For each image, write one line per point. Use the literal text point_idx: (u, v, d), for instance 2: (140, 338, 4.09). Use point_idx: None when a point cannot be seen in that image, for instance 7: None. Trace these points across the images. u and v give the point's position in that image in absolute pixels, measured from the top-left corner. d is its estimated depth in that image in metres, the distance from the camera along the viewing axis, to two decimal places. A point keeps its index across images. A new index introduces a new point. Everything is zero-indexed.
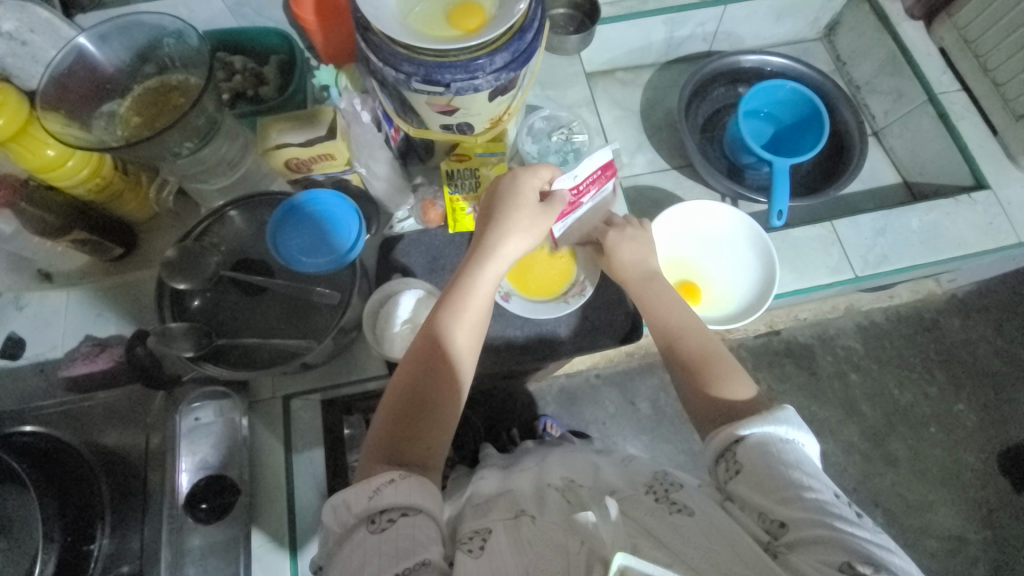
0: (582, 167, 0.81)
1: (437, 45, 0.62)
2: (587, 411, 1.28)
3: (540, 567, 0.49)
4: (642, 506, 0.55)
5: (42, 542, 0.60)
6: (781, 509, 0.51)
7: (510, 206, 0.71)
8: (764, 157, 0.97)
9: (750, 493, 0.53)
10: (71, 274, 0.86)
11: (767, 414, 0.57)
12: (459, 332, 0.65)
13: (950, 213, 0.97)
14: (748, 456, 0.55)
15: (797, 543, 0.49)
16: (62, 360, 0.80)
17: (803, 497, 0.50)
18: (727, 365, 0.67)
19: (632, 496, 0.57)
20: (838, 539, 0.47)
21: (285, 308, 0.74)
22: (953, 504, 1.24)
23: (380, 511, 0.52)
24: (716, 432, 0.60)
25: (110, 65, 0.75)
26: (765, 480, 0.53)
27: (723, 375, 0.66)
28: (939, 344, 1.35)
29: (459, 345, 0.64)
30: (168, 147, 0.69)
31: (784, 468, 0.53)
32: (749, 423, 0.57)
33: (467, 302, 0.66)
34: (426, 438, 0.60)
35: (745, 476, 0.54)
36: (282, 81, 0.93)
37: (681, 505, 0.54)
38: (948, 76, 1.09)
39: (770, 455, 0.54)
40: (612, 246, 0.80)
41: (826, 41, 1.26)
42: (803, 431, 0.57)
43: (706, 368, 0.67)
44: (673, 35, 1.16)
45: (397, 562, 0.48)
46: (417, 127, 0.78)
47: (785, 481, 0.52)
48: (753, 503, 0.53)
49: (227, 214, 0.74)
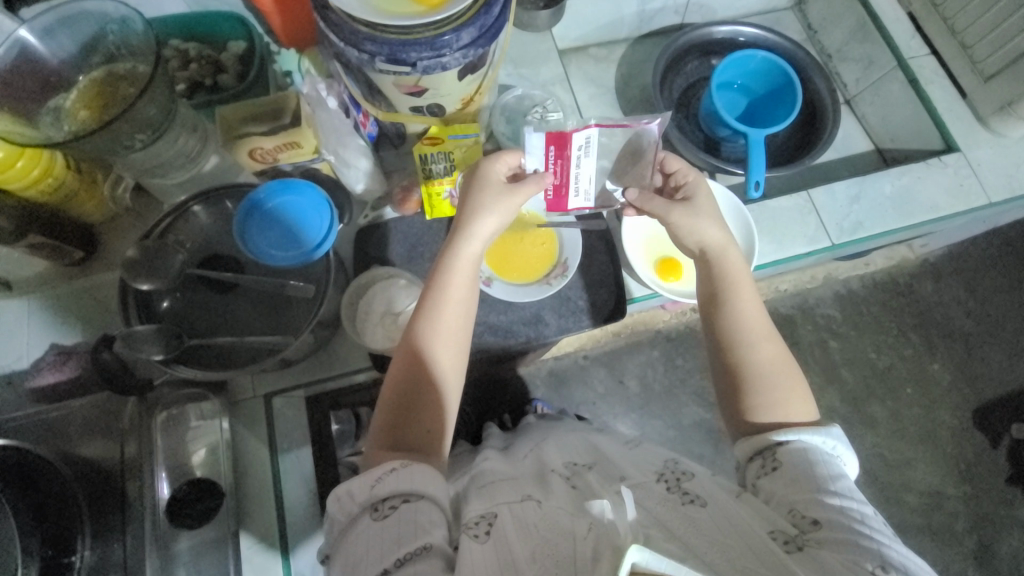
0: (531, 156, 0.73)
1: (400, 22, 0.60)
2: (576, 393, 1.29)
3: (547, 553, 0.50)
4: (655, 495, 0.57)
5: (20, 558, 0.56)
6: (815, 509, 0.54)
7: (480, 188, 0.69)
8: (740, 129, 0.97)
9: (784, 490, 0.57)
10: (30, 281, 0.82)
11: (820, 428, 0.62)
12: (443, 317, 0.64)
13: (922, 176, 0.98)
14: (789, 457, 0.60)
15: (825, 541, 0.51)
16: (28, 370, 0.77)
17: (843, 506, 0.54)
18: (783, 363, 0.68)
19: (644, 483, 0.59)
20: (868, 545, 0.50)
21: (258, 304, 0.71)
22: (932, 461, 1.29)
23: (383, 499, 0.53)
24: (756, 431, 0.64)
25: (53, 57, 0.70)
26: (802, 482, 0.57)
27: (781, 401, 0.65)
28: (914, 308, 1.39)
29: (444, 331, 0.64)
30: (119, 140, 0.65)
31: (824, 475, 0.57)
32: (796, 430, 0.61)
33: (453, 289, 0.66)
34: (425, 425, 0.61)
35: (782, 474, 0.59)
36: (241, 69, 0.88)
37: (694, 496, 0.56)
38: (917, 41, 1.10)
39: (813, 462, 0.58)
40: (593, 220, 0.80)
41: (797, 10, 1.25)
42: (847, 456, 0.62)
43: (770, 389, 0.65)
44: (644, 8, 1.14)
45: (399, 547, 0.49)
46: (385, 110, 0.75)
47: (821, 486, 0.56)
48: (787, 498, 0.56)
49: (191, 209, 0.71)
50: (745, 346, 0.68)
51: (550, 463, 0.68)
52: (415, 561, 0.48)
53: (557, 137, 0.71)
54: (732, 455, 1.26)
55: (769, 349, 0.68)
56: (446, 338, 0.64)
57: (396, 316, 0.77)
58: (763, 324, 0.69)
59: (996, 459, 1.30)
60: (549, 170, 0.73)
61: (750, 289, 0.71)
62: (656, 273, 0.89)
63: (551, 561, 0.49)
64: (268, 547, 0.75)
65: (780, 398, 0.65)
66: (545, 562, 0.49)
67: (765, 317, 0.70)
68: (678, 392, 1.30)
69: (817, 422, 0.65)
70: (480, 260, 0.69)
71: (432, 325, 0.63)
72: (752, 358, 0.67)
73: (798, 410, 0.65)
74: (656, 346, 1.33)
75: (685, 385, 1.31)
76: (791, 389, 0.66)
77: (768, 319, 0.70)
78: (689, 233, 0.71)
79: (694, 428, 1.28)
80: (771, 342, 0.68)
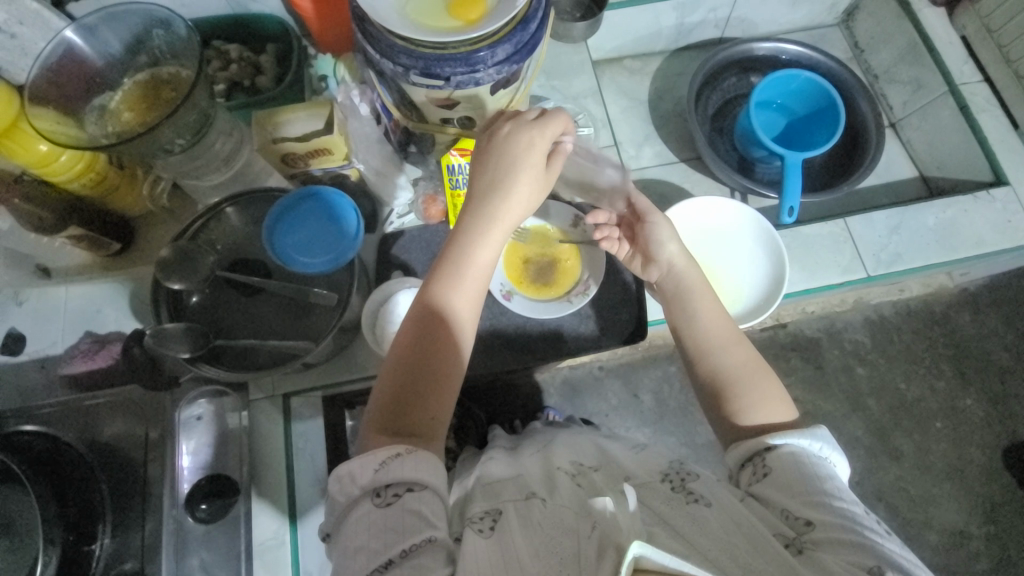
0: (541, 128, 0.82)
1: (437, 37, 0.59)
2: (590, 403, 1.27)
3: (551, 550, 0.49)
4: (658, 495, 0.56)
5: (41, 545, 0.58)
6: (809, 511, 0.52)
7: (505, 156, 0.62)
8: (775, 151, 0.94)
9: (777, 497, 0.55)
10: (71, 270, 0.85)
11: (805, 429, 0.60)
12: (459, 303, 0.61)
13: (969, 210, 0.94)
14: (779, 462, 0.57)
15: (823, 541, 0.50)
16: (62, 356, 0.80)
17: (835, 506, 0.52)
18: (761, 372, 0.67)
19: (647, 484, 0.58)
20: (865, 541, 0.48)
21: (284, 309, 0.72)
22: (956, 499, 1.24)
23: (384, 488, 0.51)
24: (742, 441, 0.63)
25: (99, 58, 0.73)
26: (795, 486, 0.55)
27: (761, 404, 0.65)
28: (948, 339, 1.33)
29: (459, 312, 0.61)
30: (159, 144, 0.67)
31: (817, 477, 0.55)
32: (782, 434, 0.59)
33: (469, 265, 0.61)
34: (432, 407, 0.58)
35: (773, 480, 0.57)
36: (278, 71, 0.91)
37: (698, 496, 0.55)
38: (970, 67, 1.06)
39: (805, 463, 0.56)
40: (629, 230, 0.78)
41: (843, 27, 1.21)
42: (835, 452, 0.60)
43: (744, 392, 0.65)
44: (683, 21, 1.12)
45: (403, 537, 0.48)
46: (416, 120, 0.76)
47: (816, 487, 0.54)
48: (780, 503, 0.54)
49: (223, 211, 0.72)
50: (711, 352, 0.69)
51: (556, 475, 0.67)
52: (419, 554, 0.47)
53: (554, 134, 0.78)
54: None
55: (736, 351, 0.68)
56: (456, 315, 0.60)
57: None
58: (725, 328, 0.70)
59: None
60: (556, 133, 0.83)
61: (712, 300, 0.72)
62: None
63: (555, 559, 0.48)
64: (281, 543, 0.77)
65: (754, 398, 0.65)
66: (550, 558, 0.48)
67: (728, 321, 0.71)
68: (694, 410, 1.28)
69: (796, 423, 0.64)
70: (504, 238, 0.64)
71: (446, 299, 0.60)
72: (724, 365, 0.68)
73: (776, 411, 0.65)
74: (673, 362, 1.30)
75: None
76: (765, 390, 0.66)
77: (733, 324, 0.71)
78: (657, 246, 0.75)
79: (708, 448, 1.25)
80: (736, 344, 0.69)
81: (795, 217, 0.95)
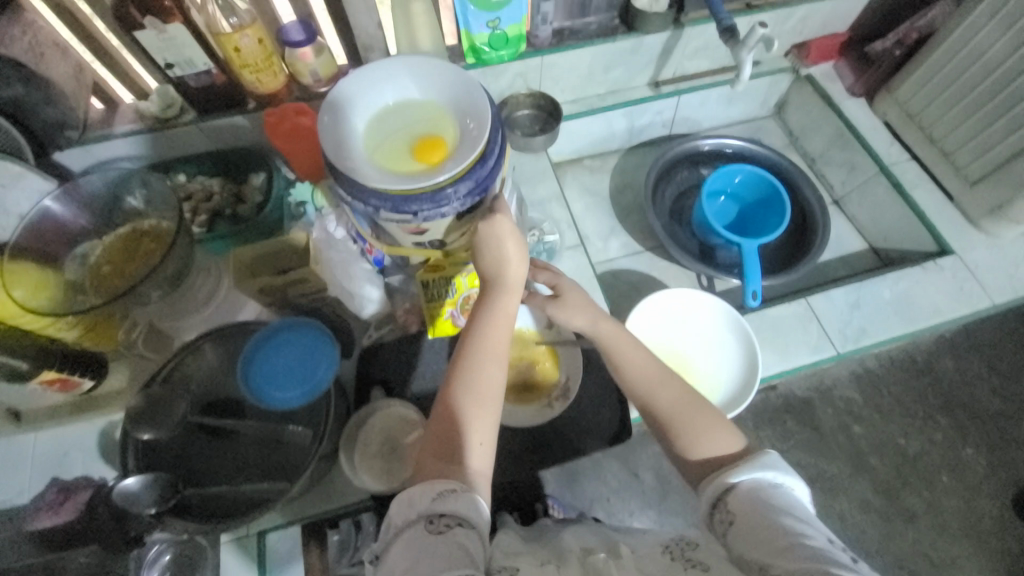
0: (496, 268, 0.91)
1: (405, 184, 0.65)
2: (589, 488, 1.21)
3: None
4: (657, 564, 0.56)
5: None
6: (779, 559, 0.50)
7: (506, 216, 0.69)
8: (732, 239, 1.00)
9: (748, 547, 0.53)
10: (44, 412, 0.83)
11: (754, 460, 0.58)
12: (489, 337, 0.64)
13: (919, 281, 0.99)
14: (740, 505, 0.56)
15: None
16: (27, 511, 0.75)
17: (801, 544, 0.50)
18: (711, 407, 0.66)
19: (649, 557, 0.58)
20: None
21: (257, 448, 0.70)
22: (976, 558, 1.20)
23: (433, 519, 0.52)
24: (705, 482, 0.60)
25: (79, 219, 0.77)
26: (760, 531, 0.53)
27: (709, 437, 0.63)
28: (937, 389, 1.32)
29: (493, 353, 0.63)
30: (136, 297, 0.69)
31: (778, 516, 0.53)
32: (737, 470, 0.58)
33: (495, 313, 0.65)
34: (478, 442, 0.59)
35: (740, 527, 0.55)
36: (258, 199, 0.95)
37: (696, 561, 0.55)
38: (896, 147, 1.17)
39: (764, 501, 0.55)
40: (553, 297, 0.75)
41: (777, 117, 1.34)
42: (791, 476, 0.58)
43: (686, 428, 0.64)
44: (633, 124, 1.23)
45: (451, 569, 0.48)
46: (389, 244, 0.79)
47: (778, 526, 0.52)
48: (752, 555, 0.52)
49: (200, 347, 0.73)
50: (647, 399, 0.67)
51: None
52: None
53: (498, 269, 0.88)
54: None
55: (669, 390, 0.67)
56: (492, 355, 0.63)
57: (394, 445, 0.78)
58: (654, 364, 0.69)
59: None
60: None
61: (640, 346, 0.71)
62: None
63: None
64: None
65: (699, 430, 0.64)
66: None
67: (657, 357, 0.71)
68: None
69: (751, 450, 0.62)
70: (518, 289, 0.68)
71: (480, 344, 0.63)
72: (662, 404, 0.66)
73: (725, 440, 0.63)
74: None
75: None
76: (705, 422, 0.64)
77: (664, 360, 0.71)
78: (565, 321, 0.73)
79: None
80: (672, 380, 0.68)
81: (760, 299, 0.99)
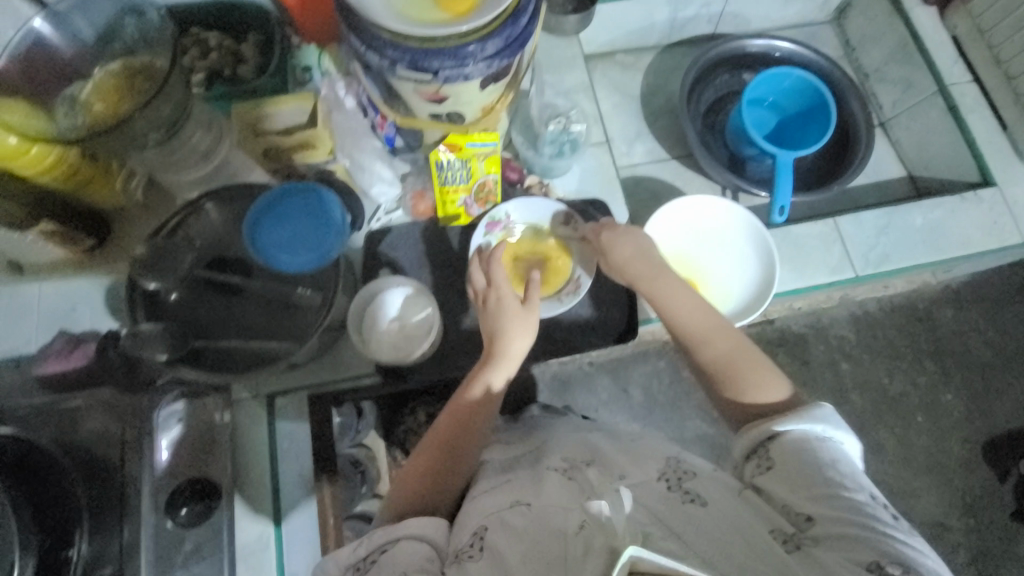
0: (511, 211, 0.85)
1: (429, 30, 0.59)
2: (579, 399, 1.24)
3: (537, 554, 0.49)
4: (655, 494, 0.53)
5: (13, 553, 0.49)
6: (810, 505, 0.51)
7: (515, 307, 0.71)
8: (767, 149, 0.93)
9: (778, 490, 0.54)
10: (44, 266, 0.82)
11: (805, 413, 0.57)
12: (484, 396, 0.67)
13: (955, 211, 0.95)
14: (781, 451, 0.56)
15: (823, 536, 0.49)
16: (35, 356, 0.75)
17: (837, 494, 0.51)
18: (754, 363, 0.64)
19: (644, 482, 0.56)
20: (868, 538, 0.47)
21: (266, 307, 0.71)
22: (936, 491, 1.22)
23: (364, 556, 0.55)
24: (749, 428, 0.60)
25: (70, 48, 0.70)
26: (798, 477, 0.53)
27: (752, 382, 0.63)
28: (931, 335, 1.31)
29: (483, 413, 0.67)
30: (132, 138, 0.66)
31: (822, 467, 0.53)
32: (786, 421, 0.57)
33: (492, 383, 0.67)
34: (447, 488, 0.64)
35: (776, 471, 0.55)
36: (261, 60, 0.86)
37: (694, 495, 0.53)
38: (959, 67, 1.05)
39: (808, 453, 0.54)
40: (609, 243, 0.77)
41: (835, 24, 1.21)
42: (842, 431, 0.56)
43: (732, 377, 0.64)
44: (676, 16, 1.11)
45: None
46: (404, 115, 0.74)
47: (821, 478, 0.52)
48: (781, 496, 0.53)
49: (202, 207, 0.70)
50: (693, 347, 0.68)
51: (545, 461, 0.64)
52: None
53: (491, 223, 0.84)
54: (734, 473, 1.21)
55: (713, 347, 0.67)
56: (482, 412, 0.67)
57: (405, 325, 0.79)
58: (706, 322, 0.69)
59: (1002, 493, 1.22)
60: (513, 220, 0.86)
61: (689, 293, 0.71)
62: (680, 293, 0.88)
63: (541, 562, 0.48)
64: (265, 542, 0.74)
65: (743, 381, 0.63)
66: (536, 563, 0.48)
67: (714, 315, 0.69)
68: (682, 404, 1.25)
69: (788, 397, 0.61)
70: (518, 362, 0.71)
71: (472, 412, 0.66)
72: (709, 354, 0.67)
73: (765, 386, 0.63)
74: (663, 358, 1.27)
75: (690, 398, 1.25)
76: (749, 378, 0.63)
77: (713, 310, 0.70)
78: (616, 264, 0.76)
79: (696, 443, 1.23)
80: (720, 337, 0.67)
81: (786, 216, 0.96)
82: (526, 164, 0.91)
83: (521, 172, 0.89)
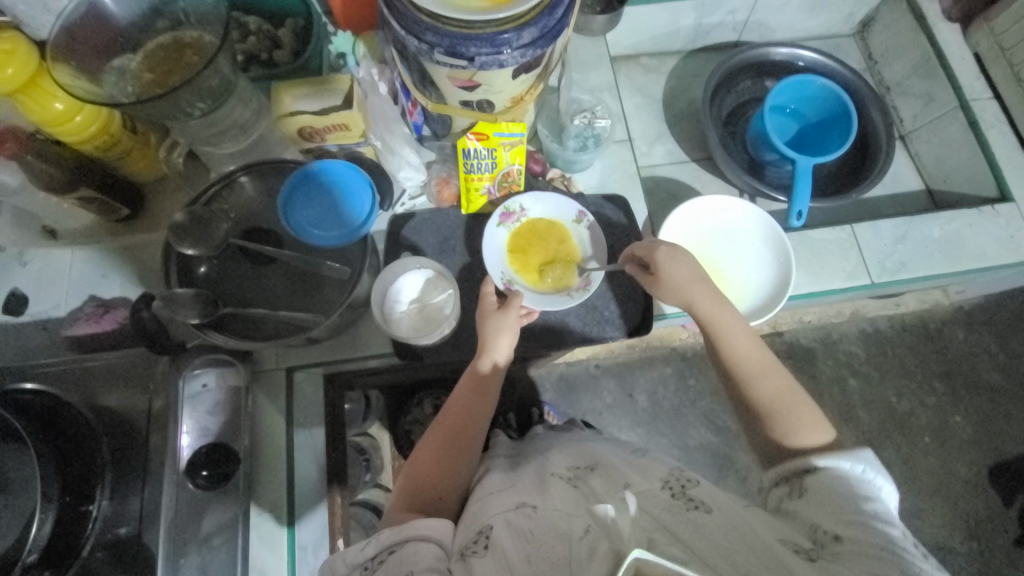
0: (529, 203, 0.86)
1: (463, 15, 0.61)
2: (585, 401, 1.24)
3: (542, 555, 0.48)
4: (658, 502, 0.52)
5: (39, 500, 0.55)
6: (841, 528, 0.51)
7: (490, 311, 0.75)
8: (787, 154, 0.94)
9: (808, 512, 0.54)
10: (78, 233, 0.84)
11: (847, 452, 0.57)
12: (469, 396, 0.70)
13: (973, 223, 0.95)
14: (817, 484, 0.56)
15: (847, 555, 0.48)
16: (65, 319, 0.77)
17: (872, 525, 0.50)
18: (803, 407, 0.64)
19: (648, 491, 0.54)
20: (898, 563, 0.46)
21: (291, 279, 0.74)
22: (941, 514, 1.19)
23: (373, 556, 0.54)
24: (787, 460, 0.60)
25: (123, 17, 0.73)
26: (830, 505, 0.53)
27: (799, 427, 0.63)
28: (942, 355, 1.30)
29: (465, 411, 0.69)
30: (180, 106, 0.69)
31: (858, 501, 0.52)
32: (826, 456, 0.57)
33: (478, 379, 0.71)
34: (445, 487, 0.65)
35: (809, 498, 0.55)
36: (298, 46, 0.87)
37: (699, 503, 0.52)
38: (980, 83, 1.06)
39: (846, 487, 0.54)
40: (665, 263, 0.73)
41: (859, 37, 1.22)
42: (882, 480, 0.56)
43: (779, 419, 0.64)
44: (701, 22, 1.12)
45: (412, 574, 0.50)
46: (435, 102, 0.77)
47: (858, 509, 0.52)
48: (808, 518, 0.53)
49: (237, 179, 0.73)
50: (743, 381, 0.67)
51: (552, 465, 0.65)
52: None
53: (505, 214, 0.85)
54: (738, 483, 1.19)
55: (768, 382, 0.66)
56: (471, 412, 0.69)
57: (425, 307, 0.80)
58: (758, 358, 0.68)
59: (1007, 519, 1.19)
60: (529, 211, 0.86)
61: (746, 333, 0.70)
62: (723, 281, 0.90)
63: (547, 563, 0.47)
64: (275, 517, 0.74)
65: (792, 422, 0.63)
66: (542, 564, 0.47)
67: (764, 351, 0.69)
68: (688, 412, 1.25)
69: (831, 441, 0.61)
70: (507, 362, 0.74)
71: (461, 411, 0.69)
72: (760, 394, 0.66)
73: (811, 429, 0.63)
74: (670, 363, 1.27)
75: (696, 405, 1.25)
76: (800, 416, 0.64)
77: (766, 351, 0.69)
78: (672, 293, 0.74)
79: (700, 450, 1.22)
80: (771, 373, 0.67)
81: (803, 221, 0.97)
82: (550, 158, 0.93)
83: (545, 165, 0.92)
